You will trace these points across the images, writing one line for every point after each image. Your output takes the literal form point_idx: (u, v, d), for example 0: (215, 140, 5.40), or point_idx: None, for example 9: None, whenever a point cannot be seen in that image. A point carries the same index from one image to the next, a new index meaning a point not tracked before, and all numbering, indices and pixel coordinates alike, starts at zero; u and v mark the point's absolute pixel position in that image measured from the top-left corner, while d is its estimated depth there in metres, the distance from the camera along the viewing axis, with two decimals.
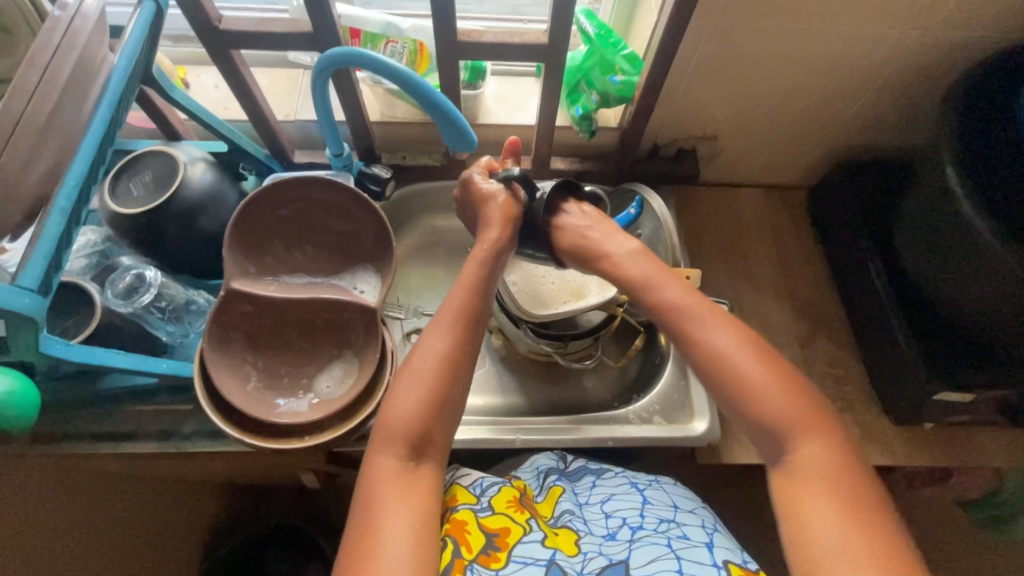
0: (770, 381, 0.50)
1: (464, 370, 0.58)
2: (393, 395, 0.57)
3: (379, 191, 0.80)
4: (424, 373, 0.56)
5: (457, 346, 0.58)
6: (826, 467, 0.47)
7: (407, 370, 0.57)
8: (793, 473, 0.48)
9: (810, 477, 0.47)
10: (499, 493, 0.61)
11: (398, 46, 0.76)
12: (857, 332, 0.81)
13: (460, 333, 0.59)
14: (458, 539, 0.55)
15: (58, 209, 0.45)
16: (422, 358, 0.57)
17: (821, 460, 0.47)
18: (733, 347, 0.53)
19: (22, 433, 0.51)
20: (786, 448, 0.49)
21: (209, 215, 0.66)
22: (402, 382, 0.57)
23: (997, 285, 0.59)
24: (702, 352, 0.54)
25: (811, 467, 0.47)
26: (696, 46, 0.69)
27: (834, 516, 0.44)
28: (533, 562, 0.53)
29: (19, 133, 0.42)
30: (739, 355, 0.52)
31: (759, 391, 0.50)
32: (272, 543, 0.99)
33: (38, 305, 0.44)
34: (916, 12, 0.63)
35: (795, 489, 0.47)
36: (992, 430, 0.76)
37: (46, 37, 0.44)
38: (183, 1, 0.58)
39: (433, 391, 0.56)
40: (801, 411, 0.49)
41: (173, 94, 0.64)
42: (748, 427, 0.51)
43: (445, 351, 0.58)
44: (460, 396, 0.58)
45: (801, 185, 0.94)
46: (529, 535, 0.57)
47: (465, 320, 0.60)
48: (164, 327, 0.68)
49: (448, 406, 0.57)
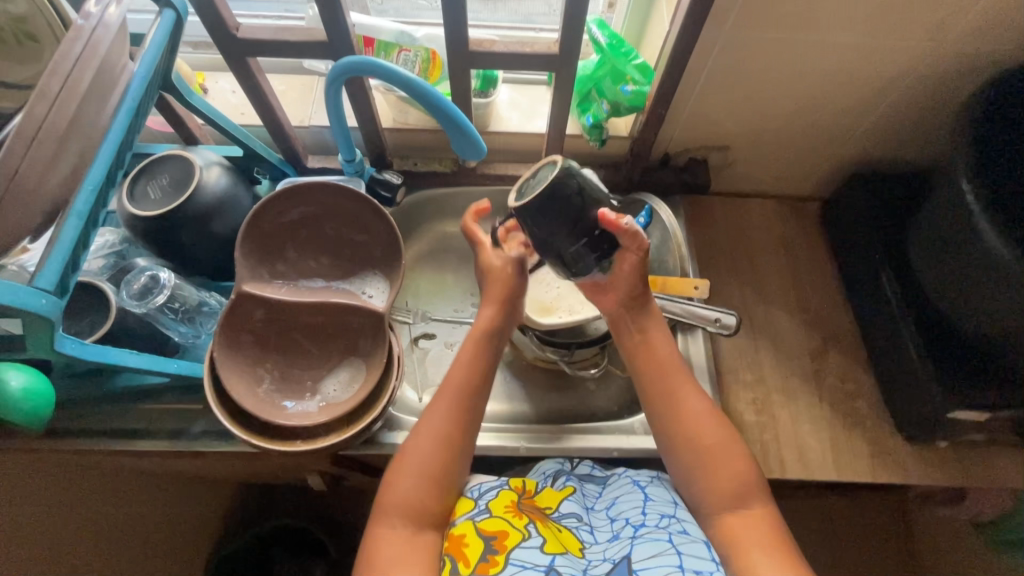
0: (730, 447, 0.58)
1: (464, 445, 0.59)
2: (393, 469, 0.58)
3: (390, 197, 0.81)
4: (424, 451, 0.57)
5: (456, 422, 0.59)
6: (767, 528, 0.54)
7: (407, 446, 0.58)
8: (744, 521, 0.55)
9: (758, 529, 0.54)
10: (496, 496, 0.61)
11: (411, 55, 0.77)
12: (870, 347, 0.80)
13: (459, 409, 0.59)
14: (455, 555, 0.55)
15: (76, 213, 0.47)
16: (419, 436, 0.58)
17: (765, 519, 0.55)
18: (706, 415, 0.60)
19: (35, 429, 0.52)
20: (745, 504, 0.56)
21: (224, 218, 0.68)
22: (402, 458, 0.58)
23: (1015, 303, 0.57)
24: (678, 414, 0.60)
25: (760, 525, 0.54)
26: (710, 56, 0.68)
27: (778, 564, 0.51)
28: (531, 567, 0.53)
29: (40, 140, 0.42)
30: (708, 422, 0.59)
31: (718, 456, 0.58)
32: (275, 543, 0.98)
33: (54, 306, 0.45)
34: (932, 25, 0.62)
35: (745, 534, 0.54)
36: (1009, 450, 0.74)
37: (68, 45, 0.44)
38: (203, 9, 0.59)
39: (434, 468, 0.57)
40: (753, 478, 0.57)
41: (191, 100, 0.66)
42: (710, 484, 0.57)
43: (444, 428, 0.58)
44: (461, 464, 0.59)
45: (815, 196, 0.93)
46: (527, 540, 0.56)
47: (465, 397, 0.60)
48: (177, 327, 0.69)
49: (449, 480, 0.58)
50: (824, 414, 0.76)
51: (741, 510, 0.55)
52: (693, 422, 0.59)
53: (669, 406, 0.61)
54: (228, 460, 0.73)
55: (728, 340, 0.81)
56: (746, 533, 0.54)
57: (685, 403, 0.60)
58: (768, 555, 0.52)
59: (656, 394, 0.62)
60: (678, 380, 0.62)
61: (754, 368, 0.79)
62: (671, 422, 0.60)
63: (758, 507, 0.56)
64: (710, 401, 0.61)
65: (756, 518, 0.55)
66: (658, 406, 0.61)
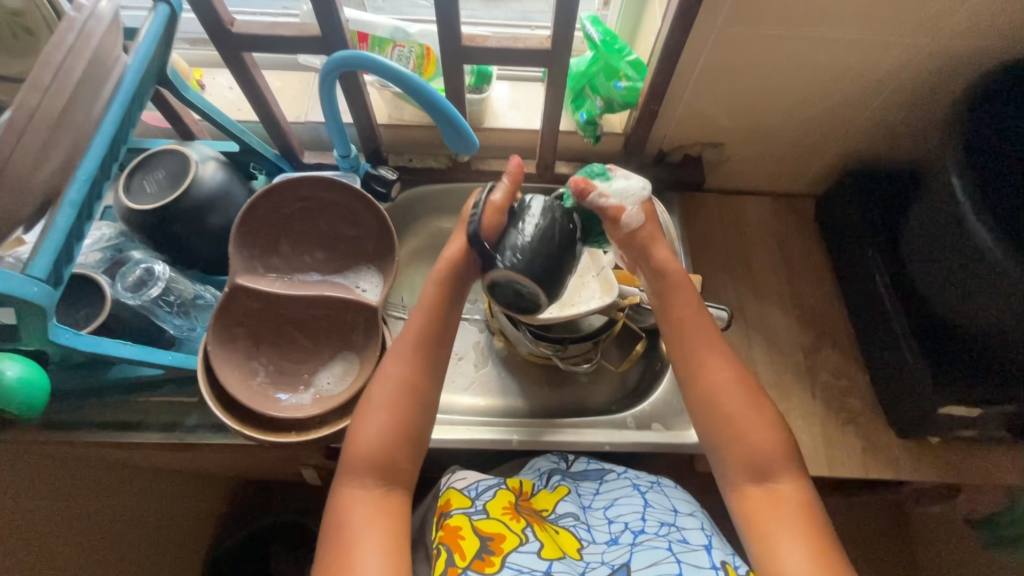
0: (759, 421, 0.56)
1: (428, 394, 0.59)
2: (356, 424, 0.58)
3: (385, 192, 0.82)
4: (385, 403, 0.57)
5: (420, 372, 0.59)
6: (792, 505, 0.53)
7: (369, 399, 0.58)
8: (769, 496, 0.54)
9: (784, 506, 0.53)
10: (494, 497, 0.61)
11: (405, 51, 0.76)
12: (863, 343, 0.80)
13: (421, 358, 0.60)
14: (451, 546, 0.55)
15: (69, 202, 0.48)
16: (384, 387, 0.58)
17: (792, 494, 0.54)
18: (730, 382, 0.58)
19: (29, 418, 0.53)
20: (769, 478, 0.54)
21: (220, 211, 0.68)
22: (365, 410, 0.58)
23: (1004, 297, 0.57)
24: (700, 383, 0.59)
25: (786, 500, 0.53)
26: (703, 52, 0.69)
27: (803, 548, 0.50)
28: (527, 572, 0.51)
29: (33, 127, 0.43)
30: (731, 390, 0.57)
31: (745, 430, 0.56)
32: (272, 540, 0.99)
33: (47, 293, 0.46)
34: (923, 21, 0.62)
35: (767, 511, 0.53)
36: (1001, 447, 0.74)
37: (62, 36, 0.45)
38: (197, 3, 0.59)
39: (397, 418, 0.57)
40: (780, 451, 0.55)
41: (187, 95, 0.66)
42: (733, 457, 0.56)
43: (406, 379, 0.58)
44: (428, 415, 0.59)
45: (811, 194, 0.93)
46: (525, 544, 0.55)
47: (428, 344, 0.60)
48: (172, 320, 0.70)
49: (414, 431, 0.57)
50: (817, 410, 0.76)
51: (766, 485, 0.54)
52: (719, 395, 0.57)
53: (691, 377, 0.59)
54: (222, 453, 0.73)
55: (721, 336, 0.81)
56: (771, 509, 0.53)
57: (712, 375, 0.58)
58: (794, 536, 0.51)
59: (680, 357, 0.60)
60: (710, 345, 0.59)
61: (747, 364, 0.79)
62: (698, 394, 0.59)
63: (783, 483, 0.54)
64: (739, 373, 0.58)
65: (782, 492, 0.53)
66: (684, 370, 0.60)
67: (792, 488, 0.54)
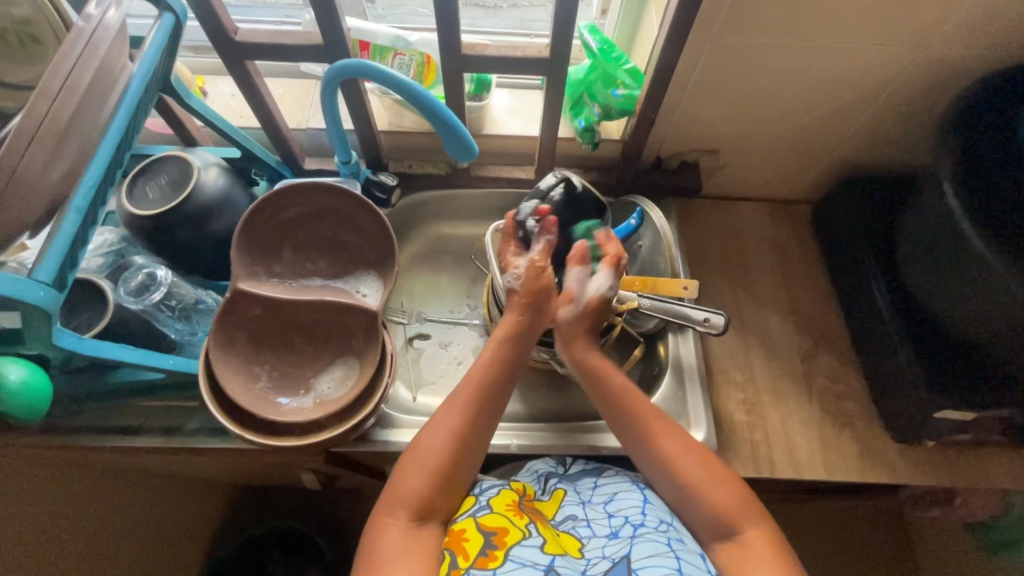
0: (716, 476, 0.59)
1: (476, 445, 0.61)
2: (400, 467, 0.59)
3: (385, 198, 0.83)
4: (434, 448, 0.59)
5: (470, 422, 0.61)
6: (762, 549, 0.54)
7: (416, 444, 0.60)
8: (737, 546, 0.55)
9: (754, 553, 0.54)
10: (499, 494, 0.61)
11: (406, 59, 0.79)
12: (860, 348, 0.80)
13: (473, 411, 0.61)
14: (455, 550, 0.56)
15: (76, 210, 0.49)
16: (433, 435, 0.60)
17: (762, 540, 0.55)
18: (680, 449, 0.61)
19: (33, 422, 0.53)
20: (736, 531, 0.56)
21: (221, 218, 0.69)
22: (410, 454, 0.59)
23: (1000, 304, 0.58)
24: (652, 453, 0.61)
25: (756, 547, 0.54)
26: (698, 61, 0.70)
27: None
28: (531, 565, 0.53)
29: (42, 136, 0.44)
30: (683, 456, 0.60)
31: (706, 488, 0.58)
32: (269, 546, 0.97)
33: (51, 298, 0.47)
34: (914, 30, 0.64)
35: (738, 563, 0.54)
36: (996, 451, 0.74)
37: (69, 46, 0.46)
38: (201, 12, 0.60)
39: (442, 463, 0.58)
40: (741, 500, 0.57)
41: (190, 102, 0.67)
42: (699, 517, 0.58)
43: (457, 427, 0.60)
44: (471, 463, 0.61)
45: (807, 200, 0.94)
46: (528, 538, 0.56)
47: (482, 396, 0.62)
48: (174, 324, 0.70)
49: (455, 477, 0.59)
50: (813, 414, 0.77)
51: (733, 539, 0.56)
52: (671, 462, 0.60)
53: (643, 449, 0.62)
54: (221, 457, 0.74)
55: (718, 340, 0.82)
56: (742, 559, 0.54)
57: (664, 444, 0.61)
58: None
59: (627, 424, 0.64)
60: (652, 420, 0.63)
61: (744, 368, 0.80)
62: (655, 466, 0.61)
63: (751, 531, 0.55)
64: (684, 437, 0.62)
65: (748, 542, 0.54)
66: (634, 446, 0.63)
67: (759, 534, 0.55)
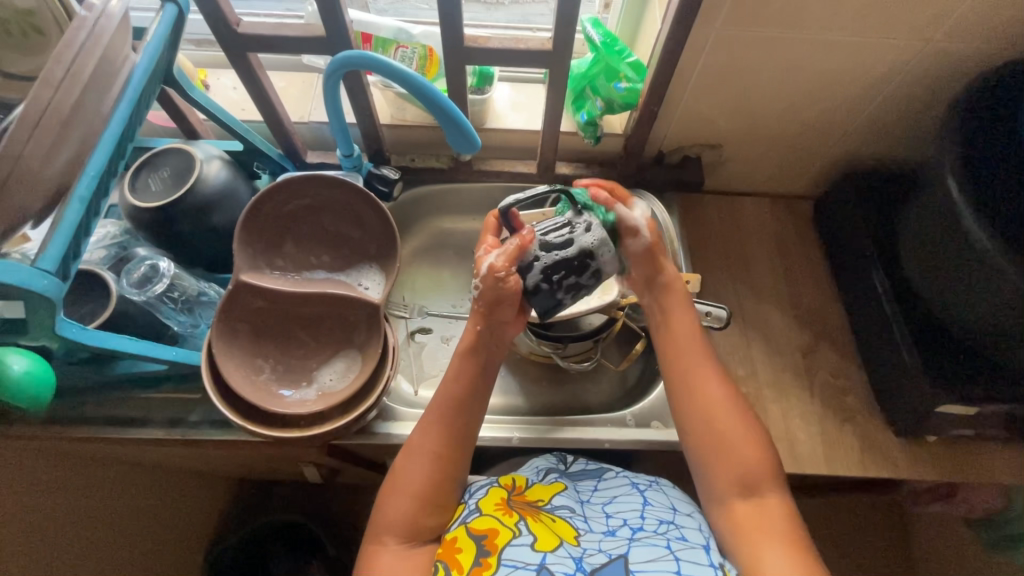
0: (750, 435, 0.59)
1: (456, 459, 0.60)
2: (385, 492, 0.59)
3: (387, 191, 0.82)
4: (412, 471, 0.59)
5: (445, 439, 0.60)
6: (779, 519, 0.55)
7: (396, 468, 0.60)
8: (753, 505, 0.56)
9: (771, 519, 0.55)
10: (487, 495, 0.62)
11: (408, 51, 0.78)
12: (861, 343, 0.80)
13: (446, 427, 0.60)
14: (449, 563, 0.55)
15: (78, 199, 0.48)
16: (411, 457, 0.60)
17: (778, 508, 0.56)
18: (725, 399, 0.61)
19: (36, 412, 0.54)
20: (756, 491, 0.57)
21: (224, 210, 0.69)
22: (393, 478, 0.59)
23: (1002, 298, 0.58)
24: (695, 397, 0.62)
25: (771, 513, 0.55)
26: (701, 54, 0.70)
27: (789, 556, 0.52)
28: (523, 566, 0.53)
29: (44, 123, 0.44)
30: (725, 406, 0.61)
31: (739, 442, 0.59)
32: (272, 539, 0.98)
33: (56, 287, 0.47)
34: (918, 24, 0.63)
35: (754, 522, 0.55)
36: (997, 447, 0.74)
37: (73, 34, 0.46)
38: (204, 4, 0.60)
39: (422, 485, 0.58)
40: (768, 466, 0.58)
41: (192, 94, 0.67)
42: (724, 469, 0.58)
43: (432, 447, 0.59)
44: (457, 476, 0.60)
45: (809, 195, 0.94)
46: (518, 537, 0.56)
47: (455, 410, 0.61)
48: (176, 317, 0.70)
49: (439, 494, 0.59)
50: (814, 409, 0.77)
51: (753, 499, 0.57)
52: (713, 407, 0.61)
53: (685, 391, 0.63)
54: (223, 450, 0.74)
55: (720, 334, 0.82)
56: (758, 521, 0.55)
57: (707, 392, 0.62)
58: (781, 542, 0.53)
59: (680, 363, 0.64)
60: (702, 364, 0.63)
61: (746, 363, 0.80)
62: (693, 415, 0.61)
63: (770, 497, 0.57)
64: (729, 388, 0.62)
65: (766, 505, 0.56)
66: (681, 380, 0.63)
67: (778, 501, 0.56)
